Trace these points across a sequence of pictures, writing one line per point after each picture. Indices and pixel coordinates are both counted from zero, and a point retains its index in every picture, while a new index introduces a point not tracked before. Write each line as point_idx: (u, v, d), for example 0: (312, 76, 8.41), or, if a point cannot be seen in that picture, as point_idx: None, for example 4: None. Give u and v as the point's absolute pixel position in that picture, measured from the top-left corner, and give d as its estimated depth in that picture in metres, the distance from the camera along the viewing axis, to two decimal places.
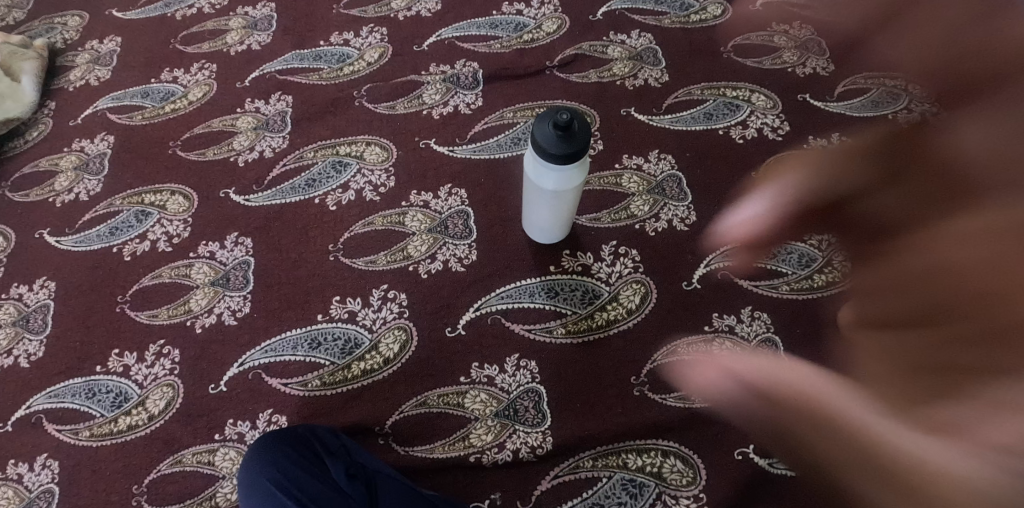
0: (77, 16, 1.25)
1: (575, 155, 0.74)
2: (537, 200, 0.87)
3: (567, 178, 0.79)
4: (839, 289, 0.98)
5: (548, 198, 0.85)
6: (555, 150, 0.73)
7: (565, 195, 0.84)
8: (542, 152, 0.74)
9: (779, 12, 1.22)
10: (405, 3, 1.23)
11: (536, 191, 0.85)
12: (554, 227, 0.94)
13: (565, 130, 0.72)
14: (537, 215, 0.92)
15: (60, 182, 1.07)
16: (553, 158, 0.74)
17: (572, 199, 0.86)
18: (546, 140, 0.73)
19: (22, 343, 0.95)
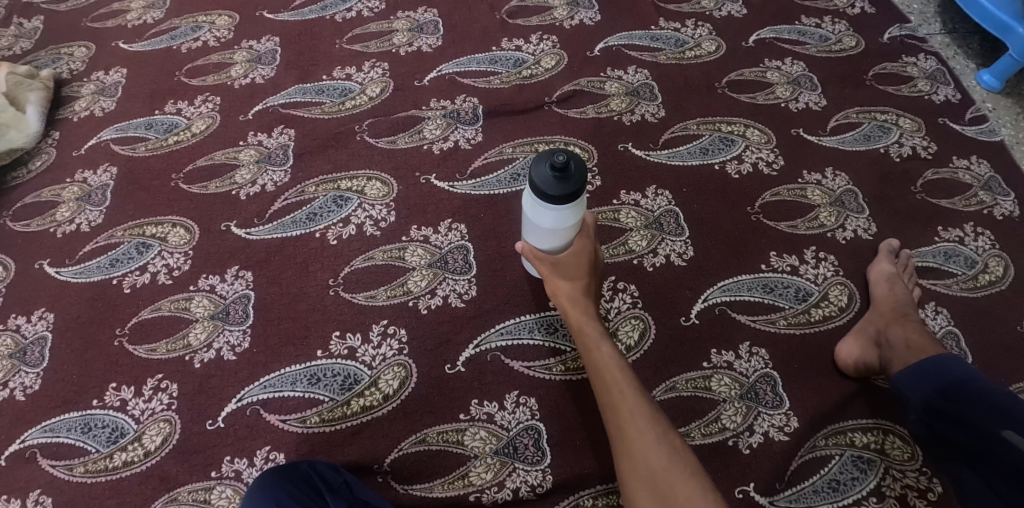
0: (84, 47, 1.27)
1: (575, 195, 0.74)
2: (536, 241, 0.86)
3: (566, 219, 0.80)
4: (838, 324, 0.98)
5: (549, 237, 0.84)
6: (554, 192, 0.74)
7: (566, 233, 0.84)
8: (540, 195, 0.74)
9: (773, 47, 1.25)
10: (407, 39, 1.25)
11: (535, 232, 0.85)
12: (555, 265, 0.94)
13: (564, 170, 0.73)
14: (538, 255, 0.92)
15: (61, 212, 1.08)
16: (553, 200, 0.74)
17: (573, 237, 0.86)
18: (545, 182, 0.74)
19: (19, 376, 0.95)
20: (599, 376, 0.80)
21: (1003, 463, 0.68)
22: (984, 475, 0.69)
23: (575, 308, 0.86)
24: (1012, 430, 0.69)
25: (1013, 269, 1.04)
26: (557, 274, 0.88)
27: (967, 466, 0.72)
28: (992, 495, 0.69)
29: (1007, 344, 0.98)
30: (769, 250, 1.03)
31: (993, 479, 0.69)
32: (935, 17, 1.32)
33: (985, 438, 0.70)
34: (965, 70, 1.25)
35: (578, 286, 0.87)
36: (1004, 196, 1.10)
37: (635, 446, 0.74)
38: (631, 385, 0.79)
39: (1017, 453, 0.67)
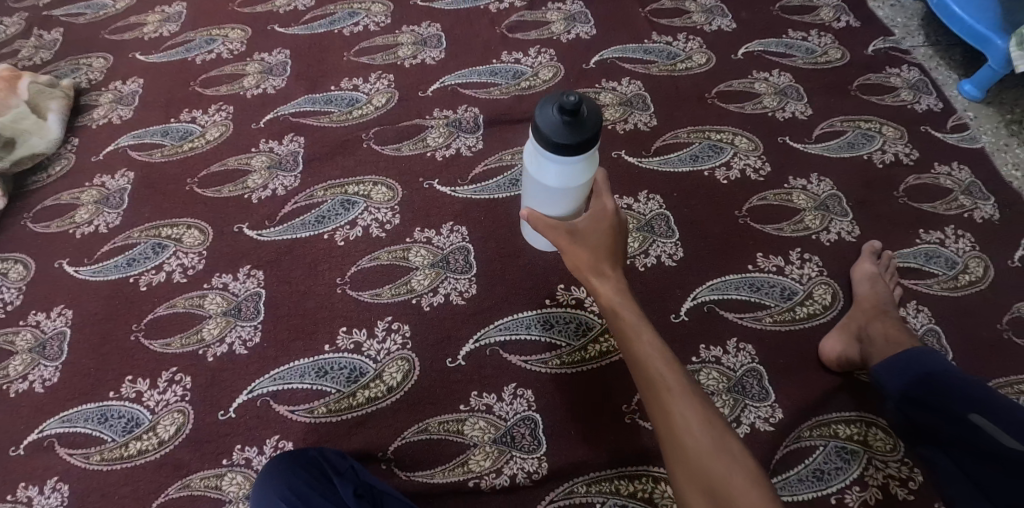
0: (102, 58, 1.33)
1: (584, 143, 0.72)
2: (542, 189, 0.85)
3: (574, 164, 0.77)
4: (821, 321, 1.03)
5: (555, 185, 0.83)
6: (564, 138, 0.72)
7: (573, 182, 0.82)
8: (547, 141, 0.72)
9: (760, 59, 1.30)
10: (412, 52, 1.32)
11: (542, 180, 0.83)
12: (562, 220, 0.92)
13: (574, 114, 0.70)
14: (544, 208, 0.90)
15: (81, 215, 1.13)
16: (561, 146, 0.72)
17: (580, 188, 0.84)
18: (553, 127, 0.71)
19: (38, 369, 1.00)
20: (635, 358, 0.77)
21: (971, 446, 0.72)
22: (954, 457, 0.74)
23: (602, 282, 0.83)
24: (979, 413, 0.73)
25: (992, 269, 1.08)
26: (579, 249, 0.84)
27: (940, 448, 0.76)
28: (961, 475, 0.73)
29: (986, 341, 1.02)
30: (756, 251, 1.08)
31: (962, 461, 0.73)
32: (918, 29, 1.38)
33: (953, 422, 0.74)
34: (946, 81, 1.31)
35: (602, 257, 0.84)
36: (983, 201, 1.15)
37: (681, 426, 0.71)
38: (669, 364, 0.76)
39: (983, 437, 0.71)
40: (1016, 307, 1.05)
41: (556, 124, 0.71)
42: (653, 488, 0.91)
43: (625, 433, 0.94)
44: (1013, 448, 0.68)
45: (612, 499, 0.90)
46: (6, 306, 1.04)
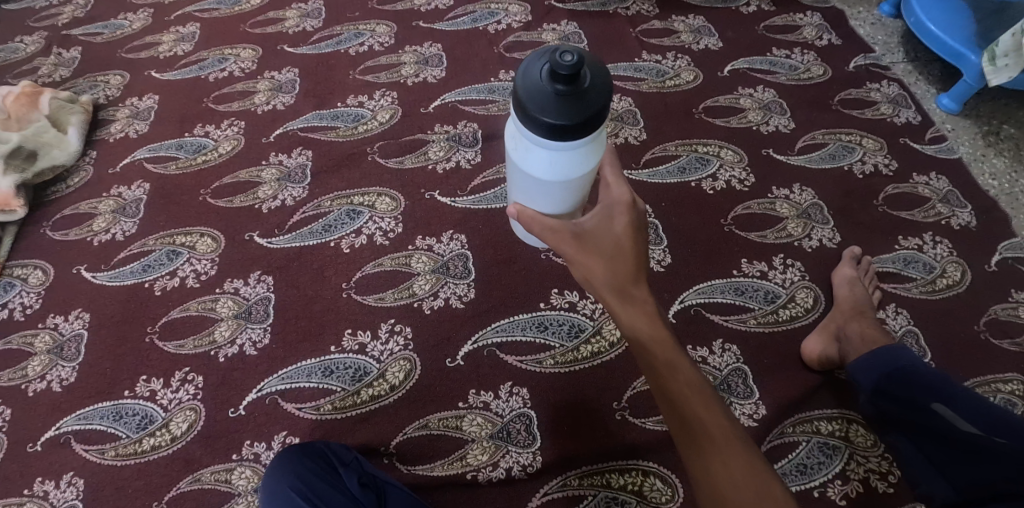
0: (120, 76, 1.40)
1: (580, 116, 0.66)
2: (532, 173, 0.79)
3: (567, 146, 0.72)
4: (803, 323, 1.08)
5: (548, 168, 0.77)
6: (555, 109, 0.66)
7: (567, 164, 0.76)
8: (537, 113, 0.67)
9: (745, 76, 1.37)
10: (414, 71, 1.39)
11: (532, 162, 0.78)
12: (554, 208, 0.87)
13: (570, 79, 0.65)
14: (533, 195, 0.85)
15: (99, 223, 1.18)
16: (552, 121, 0.67)
17: (575, 173, 0.78)
18: (544, 97, 0.66)
19: (56, 369, 1.04)
20: (665, 388, 0.75)
21: (932, 431, 0.77)
22: (913, 438, 0.79)
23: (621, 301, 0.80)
24: (941, 403, 0.77)
25: (969, 273, 1.13)
26: (589, 258, 0.80)
27: (902, 432, 0.81)
28: (923, 459, 0.77)
29: (963, 341, 1.07)
30: (740, 257, 1.14)
31: (921, 443, 0.78)
32: (898, 46, 1.43)
33: (917, 410, 0.79)
34: (925, 95, 1.36)
35: (621, 273, 0.80)
36: (960, 208, 1.20)
37: (717, 473, 0.69)
38: (702, 398, 0.74)
39: (943, 423, 0.76)
40: (992, 310, 1.10)
41: (547, 92, 0.66)
42: (642, 481, 0.96)
43: (616, 429, 0.99)
44: (970, 432, 0.73)
45: (603, 491, 0.95)
46: (27, 310, 1.09)
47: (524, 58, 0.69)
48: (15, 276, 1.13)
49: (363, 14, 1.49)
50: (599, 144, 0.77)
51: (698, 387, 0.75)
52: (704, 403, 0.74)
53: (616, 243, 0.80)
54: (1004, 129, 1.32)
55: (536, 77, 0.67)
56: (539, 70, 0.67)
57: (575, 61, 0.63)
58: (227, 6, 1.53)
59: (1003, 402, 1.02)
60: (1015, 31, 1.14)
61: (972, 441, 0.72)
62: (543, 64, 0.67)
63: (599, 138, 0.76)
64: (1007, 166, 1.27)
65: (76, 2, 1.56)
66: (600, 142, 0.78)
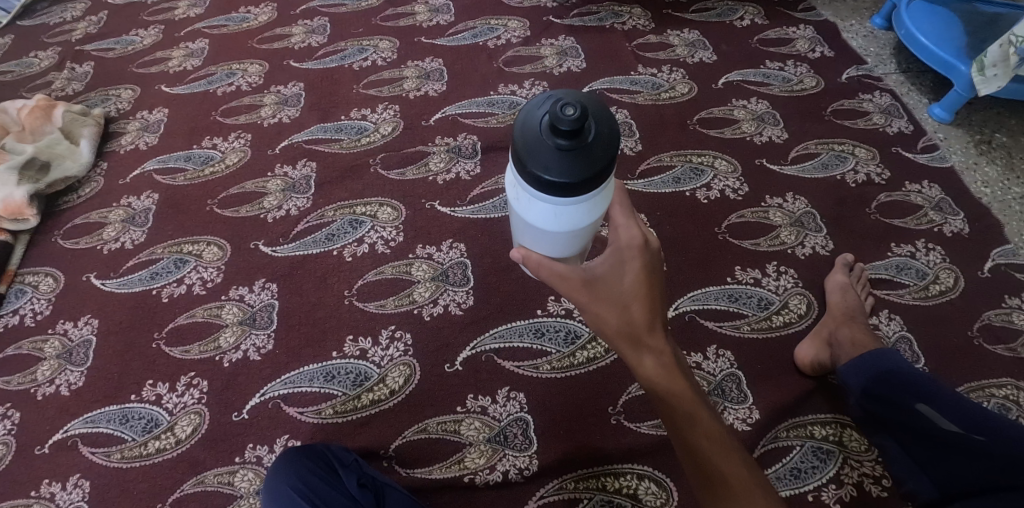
0: (130, 90, 1.44)
1: (584, 170, 0.65)
2: (535, 225, 0.77)
3: (571, 200, 0.70)
4: (796, 329, 1.09)
5: (551, 221, 0.75)
6: (558, 164, 0.65)
7: (572, 217, 0.74)
8: (538, 168, 0.65)
9: (739, 88, 1.40)
10: (416, 85, 1.42)
11: (534, 214, 0.75)
12: (558, 255, 0.84)
13: (573, 133, 0.63)
14: (537, 244, 0.82)
15: (108, 232, 1.22)
16: (555, 176, 0.65)
17: (581, 225, 0.76)
18: (546, 151, 0.65)
19: (65, 373, 1.06)
20: (687, 440, 0.74)
21: (915, 430, 0.80)
22: (900, 440, 0.82)
23: (635, 346, 0.76)
24: (925, 402, 0.80)
25: (962, 280, 1.14)
26: (601, 307, 0.76)
27: (889, 434, 0.84)
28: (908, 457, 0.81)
29: (957, 347, 1.08)
30: (734, 264, 1.15)
31: (906, 443, 0.81)
32: (890, 57, 1.46)
33: (902, 411, 0.82)
34: (917, 105, 1.38)
35: (636, 320, 0.76)
36: (953, 216, 1.21)
37: None
38: (726, 452, 0.73)
39: (926, 423, 0.78)
40: (985, 316, 1.11)
41: (549, 145, 0.65)
42: (637, 485, 0.97)
43: (611, 433, 1.01)
44: (951, 431, 0.76)
45: (599, 494, 0.96)
46: (37, 315, 1.12)
47: (525, 107, 0.68)
48: (27, 282, 1.16)
49: (367, 30, 1.54)
50: (607, 195, 0.75)
51: (719, 439, 0.74)
52: (727, 456, 0.73)
53: (630, 288, 0.77)
54: (996, 137, 1.34)
55: (538, 130, 0.66)
56: (540, 122, 0.66)
57: (577, 114, 0.62)
58: (236, 22, 1.58)
59: (997, 407, 1.02)
60: (1003, 42, 1.16)
61: (953, 438, 0.75)
62: (544, 115, 0.66)
63: (606, 189, 0.73)
64: (999, 174, 1.28)
65: (90, 19, 1.61)
66: (607, 193, 0.75)
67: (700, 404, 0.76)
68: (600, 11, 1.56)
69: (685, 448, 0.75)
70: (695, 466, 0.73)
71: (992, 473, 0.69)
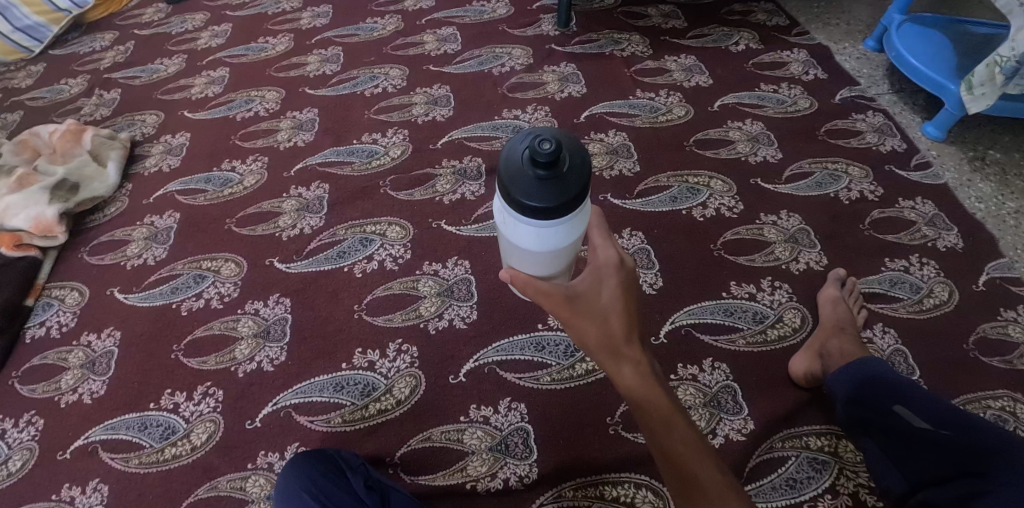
0: (155, 115, 1.52)
1: (562, 197, 0.70)
2: (521, 246, 0.82)
3: (552, 224, 0.75)
4: (790, 342, 1.12)
5: (535, 242, 0.80)
6: (538, 192, 0.70)
7: (554, 238, 0.79)
8: (520, 195, 0.71)
9: (735, 111, 1.45)
10: (424, 110, 1.49)
11: (519, 237, 0.80)
12: (543, 274, 0.89)
13: (550, 164, 0.69)
14: (522, 264, 0.87)
15: (132, 249, 1.28)
16: (536, 203, 0.71)
17: (562, 245, 0.81)
18: (527, 181, 0.70)
19: (88, 382, 1.12)
20: (666, 447, 0.78)
21: (890, 429, 0.85)
22: (876, 441, 0.88)
23: (615, 358, 0.80)
24: (900, 404, 0.86)
25: (956, 294, 1.15)
26: (581, 321, 0.79)
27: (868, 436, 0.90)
28: (884, 457, 0.87)
29: (952, 360, 1.08)
30: (729, 280, 1.19)
31: (882, 443, 0.87)
32: (882, 78, 1.50)
33: (881, 415, 0.87)
34: (911, 124, 1.41)
35: (615, 332, 0.79)
36: (947, 231, 1.23)
37: None
38: (703, 461, 0.76)
39: (900, 423, 0.84)
40: (980, 329, 1.11)
41: (530, 176, 0.70)
42: (634, 493, 1.00)
43: (609, 443, 1.04)
44: (923, 428, 0.82)
45: (597, 502, 0.99)
46: (63, 327, 1.18)
47: (507, 140, 0.73)
48: (54, 296, 1.22)
49: (379, 58, 1.62)
50: (585, 217, 0.80)
51: (694, 446, 0.78)
52: (700, 460, 0.76)
53: (607, 304, 0.80)
54: (990, 154, 1.36)
55: (519, 163, 0.71)
56: (521, 155, 0.71)
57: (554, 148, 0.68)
58: (255, 52, 1.66)
59: (994, 418, 1.02)
60: (988, 62, 1.19)
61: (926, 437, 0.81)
62: (524, 148, 0.71)
63: (584, 212, 0.79)
64: (993, 189, 1.30)
65: (118, 49, 1.71)
66: (585, 214, 0.81)
67: (677, 413, 0.80)
68: (600, 39, 1.62)
69: (662, 452, 0.78)
70: (671, 468, 0.77)
71: (959, 467, 0.76)
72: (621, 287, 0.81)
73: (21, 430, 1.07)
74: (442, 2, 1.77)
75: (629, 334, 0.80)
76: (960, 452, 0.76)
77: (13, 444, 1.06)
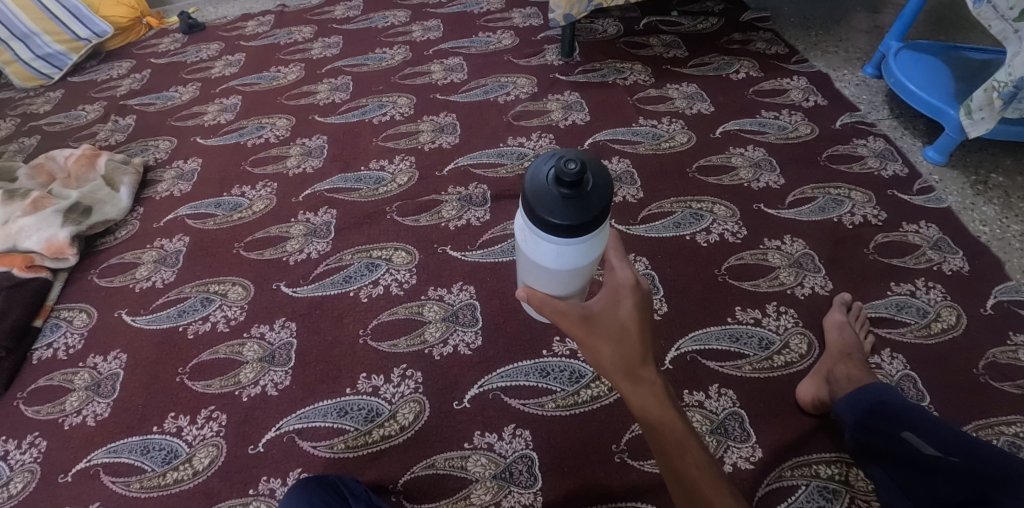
0: (168, 141, 1.56)
1: (585, 215, 0.72)
2: (540, 263, 0.83)
3: (573, 241, 0.76)
4: (797, 368, 1.10)
5: (555, 260, 0.81)
6: (562, 211, 0.72)
7: (574, 256, 0.80)
8: (545, 213, 0.72)
9: (737, 138, 1.46)
10: (431, 138, 1.52)
11: (540, 254, 0.81)
12: (559, 293, 0.90)
13: (575, 184, 0.70)
14: (540, 281, 0.88)
15: (141, 272, 1.30)
16: (559, 221, 0.72)
17: (581, 263, 0.82)
18: (551, 199, 0.72)
19: (92, 405, 1.12)
20: (678, 472, 0.79)
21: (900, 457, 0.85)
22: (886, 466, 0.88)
23: (631, 381, 0.80)
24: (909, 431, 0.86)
25: (964, 318, 1.14)
26: (598, 341, 0.80)
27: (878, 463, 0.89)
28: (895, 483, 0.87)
29: (962, 386, 1.06)
30: (734, 305, 1.18)
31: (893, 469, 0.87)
32: (882, 104, 1.52)
33: (889, 441, 0.87)
34: (912, 149, 1.42)
35: (631, 355, 0.80)
36: (952, 254, 1.22)
37: None
38: (715, 486, 0.77)
39: (909, 450, 0.84)
40: (989, 354, 1.10)
41: (554, 195, 0.72)
42: None
43: (614, 471, 1.02)
44: (933, 456, 0.81)
45: None
46: (69, 349, 1.19)
47: (532, 161, 0.75)
48: (62, 318, 1.23)
49: (387, 87, 1.65)
50: (604, 236, 0.82)
51: (708, 471, 0.79)
52: (713, 485, 0.78)
53: (622, 327, 0.80)
54: (992, 178, 1.36)
55: (544, 182, 0.72)
56: (545, 175, 0.73)
57: (580, 169, 0.69)
58: (267, 80, 1.71)
59: (1007, 445, 1.00)
60: (985, 87, 1.20)
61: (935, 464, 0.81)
62: (549, 169, 0.73)
63: (603, 231, 0.80)
64: (997, 212, 1.30)
65: (134, 77, 1.76)
66: (604, 234, 0.82)
67: (691, 437, 0.81)
68: (603, 68, 1.66)
69: (674, 478, 0.80)
70: (681, 491, 0.79)
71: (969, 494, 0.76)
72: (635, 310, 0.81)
73: (23, 451, 1.07)
74: (450, 33, 1.82)
75: (644, 356, 0.80)
76: (973, 480, 0.76)
77: (15, 465, 1.06)
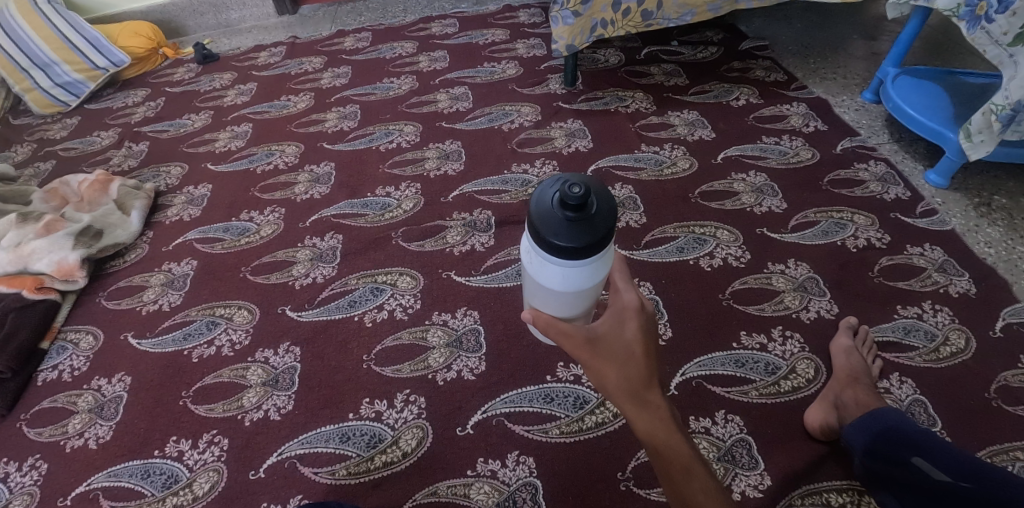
0: (179, 167, 1.59)
1: (589, 238, 0.72)
2: (545, 285, 0.84)
3: (578, 263, 0.77)
4: (805, 394, 1.09)
5: (560, 282, 0.81)
6: (567, 232, 0.72)
7: (579, 278, 0.81)
8: (549, 235, 0.73)
9: (739, 163, 1.47)
10: (436, 165, 1.54)
11: (545, 276, 0.82)
12: (565, 315, 0.90)
13: (579, 207, 0.71)
14: (545, 303, 0.89)
15: (148, 295, 1.31)
16: (564, 243, 0.73)
17: (586, 286, 0.83)
18: (555, 221, 0.73)
19: (94, 427, 1.12)
20: (684, 496, 0.78)
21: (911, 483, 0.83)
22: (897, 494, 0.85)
23: (635, 404, 0.79)
24: (920, 457, 0.83)
25: (973, 341, 1.13)
26: (603, 364, 0.79)
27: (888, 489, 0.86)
28: None
29: (973, 410, 1.04)
30: (739, 330, 1.17)
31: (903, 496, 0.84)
32: (882, 128, 1.53)
33: (902, 467, 0.84)
34: (913, 172, 1.42)
35: (635, 378, 0.79)
36: (958, 277, 1.21)
37: None
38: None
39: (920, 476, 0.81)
40: (1000, 377, 1.08)
41: (559, 218, 0.72)
42: None
43: (620, 499, 1.01)
44: (944, 481, 0.78)
45: None
46: (74, 371, 1.19)
47: (538, 183, 0.76)
48: (69, 340, 1.24)
49: (394, 116, 1.69)
50: (609, 258, 0.82)
51: (714, 495, 0.77)
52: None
53: (626, 350, 0.80)
54: (995, 200, 1.36)
55: (549, 204, 0.73)
56: (550, 198, 0.74)
57: (584, 193, 0.70)
58: (277, 109, 1.75)
59: None
60: (983, 111, 1.21)
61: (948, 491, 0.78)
62: (554, 192, 0.74)
63: (608, 254, 0.81)
64: (1002, 235, 1.29)
65: (148, 105, 1.81)
66: (608, 257, 0.82)
67: (696, 462, 0.79)
68: (605, 97, 1.69)
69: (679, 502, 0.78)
70: None
71: None
72: (641, 333, 0.81)
73: (24, 474, 1.07)
74: (456, 64, 1.87)
75: (648, 380, 0.79)
76: None
77: (15, 488, 1.06)
